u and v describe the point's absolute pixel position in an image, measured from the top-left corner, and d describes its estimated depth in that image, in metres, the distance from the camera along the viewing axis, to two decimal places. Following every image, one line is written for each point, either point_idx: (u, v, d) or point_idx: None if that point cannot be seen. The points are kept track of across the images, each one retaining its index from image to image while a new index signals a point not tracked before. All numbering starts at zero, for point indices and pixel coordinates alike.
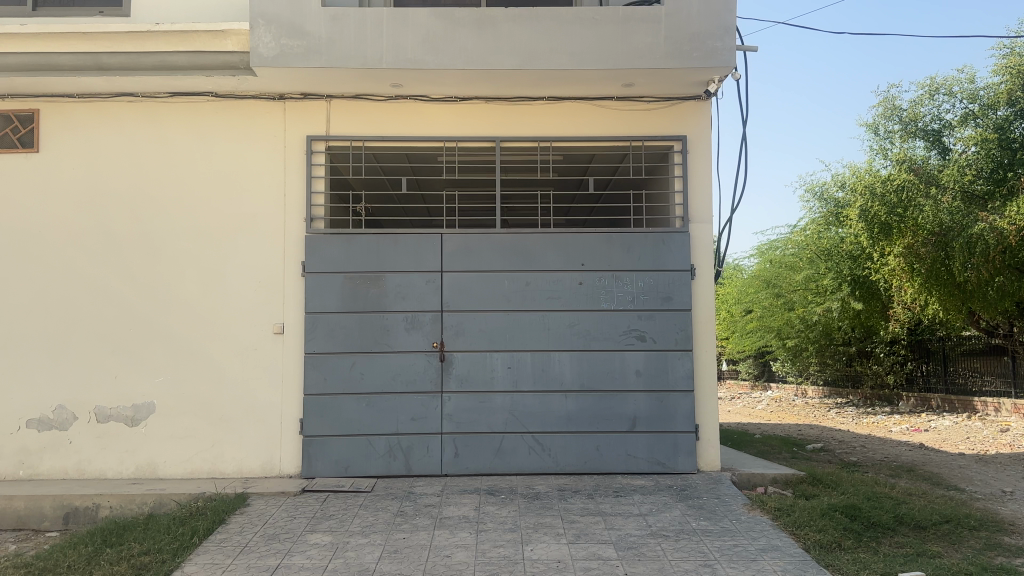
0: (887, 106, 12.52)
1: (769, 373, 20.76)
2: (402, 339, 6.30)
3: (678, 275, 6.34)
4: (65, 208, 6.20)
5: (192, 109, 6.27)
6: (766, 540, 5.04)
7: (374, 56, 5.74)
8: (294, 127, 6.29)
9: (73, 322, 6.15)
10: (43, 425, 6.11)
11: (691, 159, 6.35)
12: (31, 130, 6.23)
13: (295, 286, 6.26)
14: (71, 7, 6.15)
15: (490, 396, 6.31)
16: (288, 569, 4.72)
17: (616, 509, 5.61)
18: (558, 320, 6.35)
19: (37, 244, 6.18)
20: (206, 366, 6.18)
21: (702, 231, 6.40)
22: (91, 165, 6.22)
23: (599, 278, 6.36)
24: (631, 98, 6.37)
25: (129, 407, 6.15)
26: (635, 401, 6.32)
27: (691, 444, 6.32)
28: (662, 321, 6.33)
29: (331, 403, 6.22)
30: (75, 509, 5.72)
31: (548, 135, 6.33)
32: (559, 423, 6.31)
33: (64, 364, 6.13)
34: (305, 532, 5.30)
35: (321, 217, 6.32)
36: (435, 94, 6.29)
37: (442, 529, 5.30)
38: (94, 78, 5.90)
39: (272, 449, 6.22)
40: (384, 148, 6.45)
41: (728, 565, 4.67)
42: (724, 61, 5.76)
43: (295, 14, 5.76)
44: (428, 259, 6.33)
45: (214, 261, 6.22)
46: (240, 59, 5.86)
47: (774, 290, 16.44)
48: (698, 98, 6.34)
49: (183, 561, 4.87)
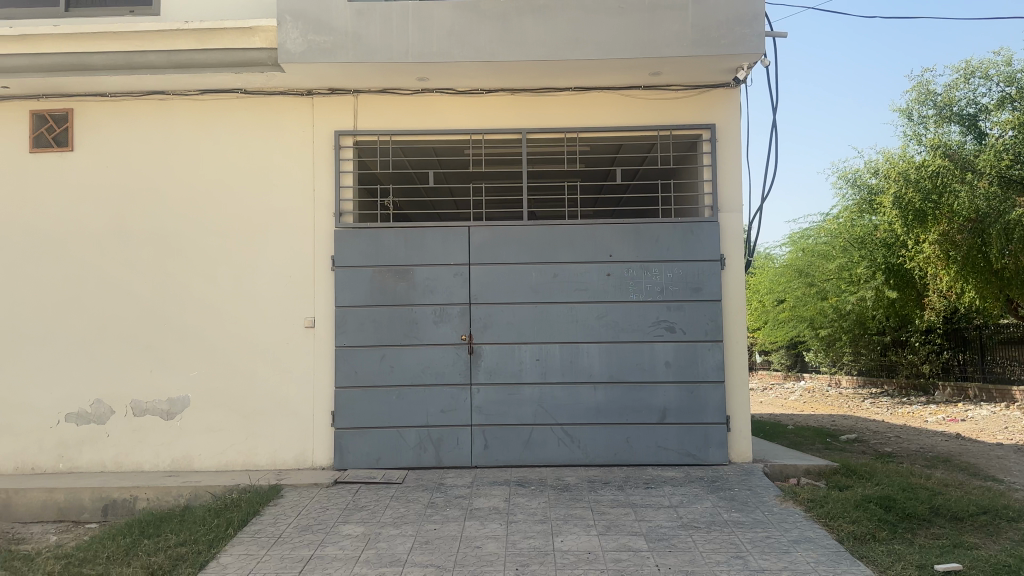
0: (921, 91, 12.27)
1: (803, 364, 20.54)
2: (430, 332, 6.33)
3: (707, 266, 6.28)
4: (99, 207, 6.30)
5: (222, 107, 6.33)
6: (798, 532, 5.00)
7: (400, 50, 5.75)
8: (322, 123, 6.33)
9: (109, 319, 6.26)
10: (81, 420, 6.23)
11: (720, 148, 6.28)
12: (65, 130, 6.33)
13: (324, 281, 6.31)
14: (102, 7, 6.22)
15: (518, 388, 6.32)
16: (321, 560, 4.78)
17: (646, 501, 5.60)
18: (586, 312, 6.33)
19: (72, 243, 6.29)
20: (238, 361, 6.26)
21: (732, 221, 6.33)
22: (124, 164, 6.31)
23: (627, 270, 6.33)
24: (658, 87, 6.31)
25: (164, 401, 6.24)
26: (665, 392, 6.29)
27: (722, 436, 6.27)
28: (691, 312, 6.28)
29: (361, 397, 6.27)
30: (113, 501, 5.82)
31: (575, 126, 6.30)
32: (589, 415, 6.30)
33: (100, 360, 6.24)
34: (337, 522, 5.36)
35: (349, 212, 6.35)
36: (461, 87, 6.29)
37: (472, 521, 5.32)
38: (125, 77, 5.97)
39: (304, 441, 6.28)
40: (411, 142, 6.46)
41: (760, 556, 4.64)
42: (753, 48, 5.68)
43: (321, 10, 5.79)
44: (455, 252, 6.35)
45: (244, 257, 6.29)
46: (268, 56, 5.90)
47: (807, 280, 16.21)
48: (726, 85, 6.27)
49: (219, 551, 4.96)
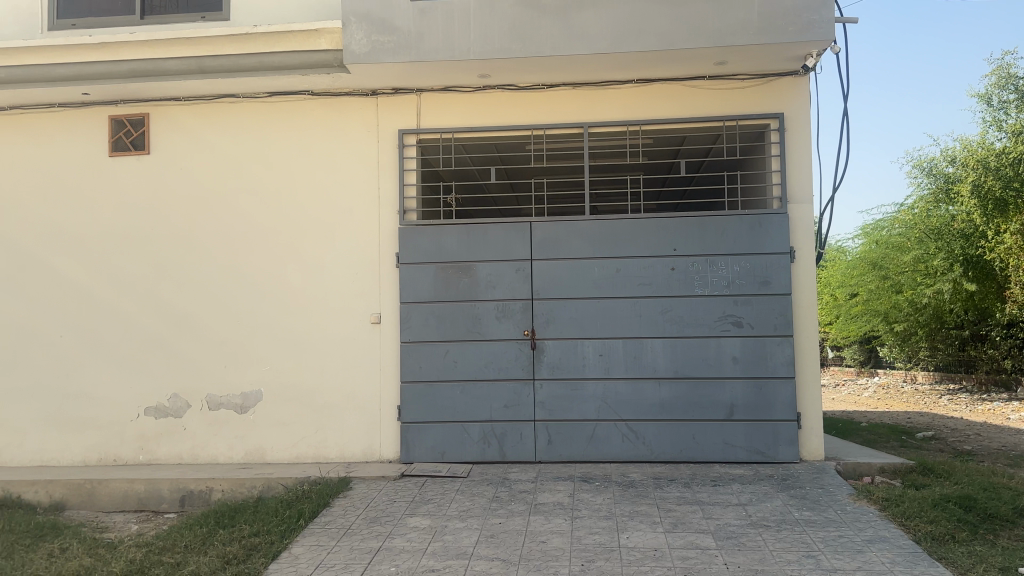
0: (1001, 76, 11.83)
1: (877, 359, 19.98)
2: (493, 327, 6.36)
3: (776, 259, 6.15)
4: (174, 207, 6.52)
5: (290, 109, 6.48)
6: (872, 532, 4.85)
7: (462, 47, 5.79)
8: (386, 121, 6.42)
9: (184, 316, 6.47)
10: (160, 413, 6.46)
11: (788, 138, 6.14)
12: (142, 133, 6.56)
13: (390, 277, 6.40)
14: (175, 13, 6.42)
15: (582, 383, 6.30)
16: (389, 551, 4.85)
17: (714, 499, 5.51)
18: (650, 307, 6.27)
19: (149, 243, 6.52)
20: (308, 356, 6.40)
21: (801, 212, 6.19)
22: (197, 166, 6.51)
23: (692, 263, 6.24)
24: (723, 77, 6.20)
25: (238, 395, 6.43)
26: (732, 388, 6.18)
27: (792, 433, 6.13)
28: (759, 306, 6.15)
29: (426, 392, 6.34)
30: (190, 492, 6.01)
31: (637, 119, 6.24)
32: (654, 411, 6.24)
33: (176, 356, 6.46)
34: (404, 515, 5.44)
35: (413, 209, 6.43)
36: (523, 82, 6.30)
37: (536, 516, 5.33)
38: (198, 81, 6.15)
39: (372, 435, 6.39)
40: (474, 139, 6.50)
41: (832, 556, 4.52)
42: (822, 34, 5.54)
43: (385, 10, 5.87)
44: (518, 247, 6.36)
45: (311, 254, 6.42)
46: (334, 57, 6.00)
47: (882, 273, 15.80)
48: (794, 74, 6.12)
49: (291, 542, 5.09)
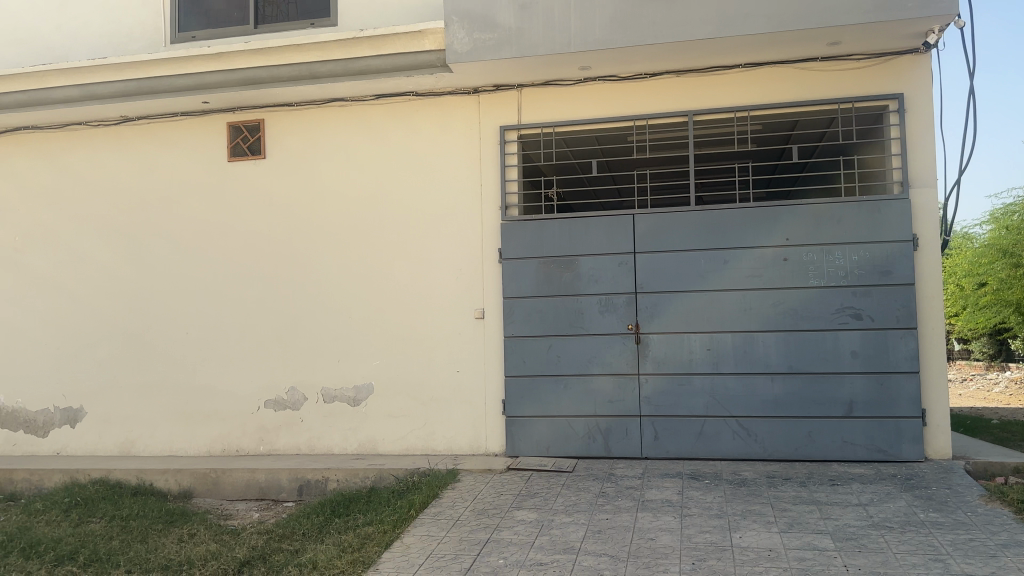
0: None
1: (1011, 352, 18.81)
2: (597, 322, 6.32)
3: (896, 247, 5.86)
4: (287, 208, 6.78)
5: (395, 109, 6.63)
6: (1008, 536, 4.54)
7: (563, 41, 5.77)
8: (488, 118, 6.48)
9: (298, 312, 6.73)
10: (278, 406, 6.74)
11: (909, 119, 5.85)
12: (258, 139, 6.86)
13: (493, 272, 6.46)
14: (286, 21, 6.68)
15: (689, 378, 6.18)
16: (497, 544, 4.89)
17: (831, 498, 5.29)
18: (760, 299, 6.09)
19: (264, 243, 6.81)
20: (415, 350, 6.54)
21: (924, 197, 5.87)
22: (308, 168, 6.76)
23: (805, 254, 6.02)
24: (836, 59, 5.95)
25: (350, 389, 6.64)
26: (850, 383, 5.93)
27: (916, 430, 5.82)
28: (878, 297, 5.88)
29: (531, 386, 6.36)
30: (307, 482, 6.25)
31: (745, 106, 6.06)
32: (765, 407, 6.05)
33: (292, 351, 6.73)
34: (512, 508, 5.48)
35: (515, 204, 6.46)
36: (625, 73, 6.23)
37: (644, 512, 5.26)
38: (308, 86, 6.37)
39: (479, 428, 6.47)
40: (575, 132, 6.47)
41: (963, 561, 4.26)
42: (945, 8, 5.22)
43: (486, 8, 5.92)
44: (621, 241, 6.29)
45: (417, 250, 6.56)
46: (437, 57, 6.09)
47: (1013, 261, 14.55)
48: (914, 51, 5.81)
49: (403, 532, 5.21)
